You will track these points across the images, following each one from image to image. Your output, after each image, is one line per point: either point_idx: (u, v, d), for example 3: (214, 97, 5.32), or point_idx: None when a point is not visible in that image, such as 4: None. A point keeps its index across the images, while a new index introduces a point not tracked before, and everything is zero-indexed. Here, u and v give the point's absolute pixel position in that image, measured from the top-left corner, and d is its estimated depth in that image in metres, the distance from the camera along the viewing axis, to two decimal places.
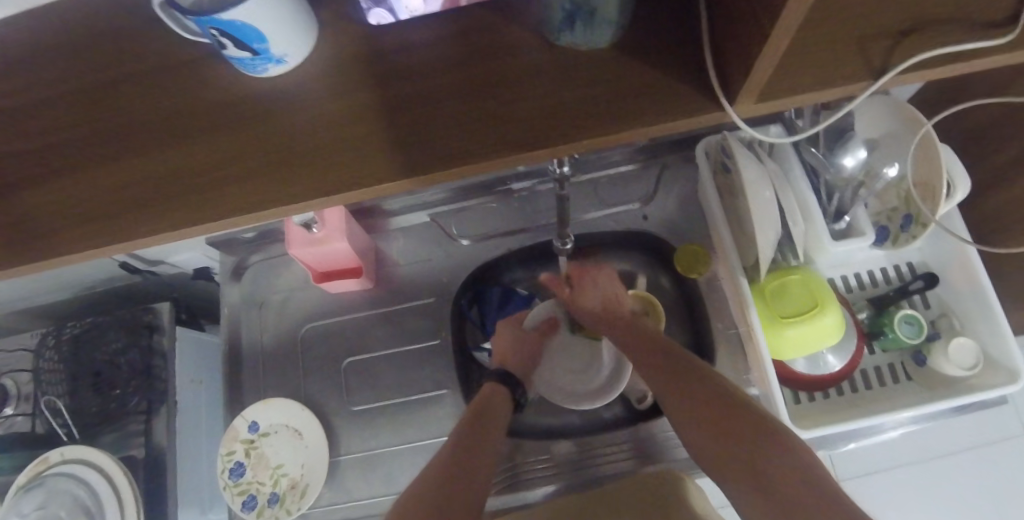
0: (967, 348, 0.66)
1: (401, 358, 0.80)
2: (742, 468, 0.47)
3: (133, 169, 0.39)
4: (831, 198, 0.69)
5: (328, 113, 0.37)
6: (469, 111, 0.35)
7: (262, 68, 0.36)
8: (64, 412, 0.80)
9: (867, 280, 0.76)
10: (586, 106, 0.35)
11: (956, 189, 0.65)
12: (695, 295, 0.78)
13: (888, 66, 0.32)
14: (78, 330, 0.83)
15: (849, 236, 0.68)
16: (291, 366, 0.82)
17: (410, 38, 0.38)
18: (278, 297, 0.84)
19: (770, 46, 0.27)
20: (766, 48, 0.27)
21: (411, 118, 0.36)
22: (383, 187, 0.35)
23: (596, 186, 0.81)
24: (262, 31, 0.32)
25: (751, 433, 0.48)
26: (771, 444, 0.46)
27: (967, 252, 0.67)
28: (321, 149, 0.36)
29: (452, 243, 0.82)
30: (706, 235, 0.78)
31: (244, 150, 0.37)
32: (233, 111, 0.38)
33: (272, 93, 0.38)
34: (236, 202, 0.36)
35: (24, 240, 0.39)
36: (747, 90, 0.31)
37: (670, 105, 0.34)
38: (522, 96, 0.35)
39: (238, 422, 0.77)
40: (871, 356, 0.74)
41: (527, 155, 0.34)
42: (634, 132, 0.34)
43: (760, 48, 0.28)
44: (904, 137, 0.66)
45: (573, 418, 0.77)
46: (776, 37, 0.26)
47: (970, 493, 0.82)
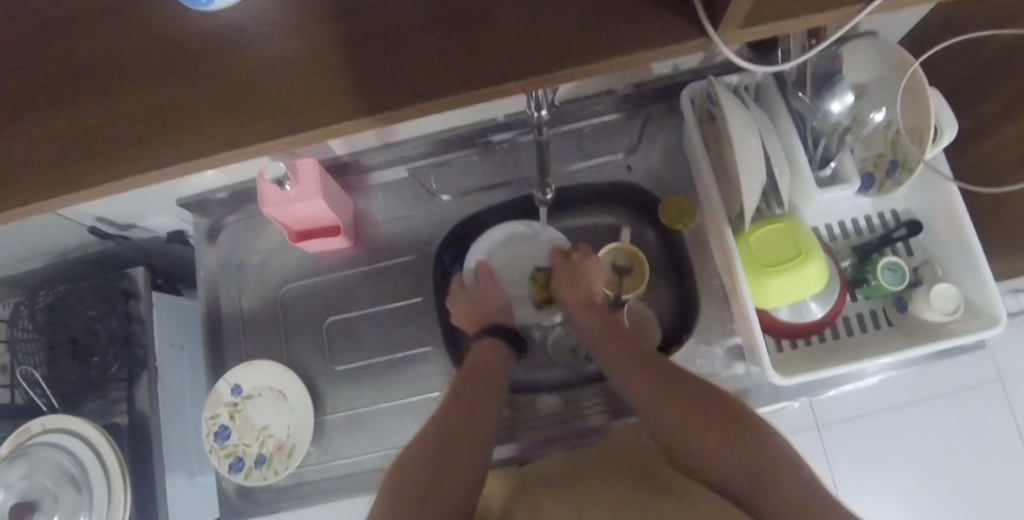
0: (948, 294, 0.66)
1: (384, 317, 0.79)
2: (749, 478, 0.47)
3: (76, 115, 0.36)
4: (817, 144, 0.69)
5: (284, 49, 0.34)
6: (436, 46, 0.33)
7: (209, 1, 0.33)
8: (42, 382, 0.79)
9: (851, 229, 0.76)
10: (561, 37, 0.32)
11: (944, 133, 0.64)
12: (680, 246, 0.77)
13: None
14: (51, 299, 0.80)
15: (835, 183, 0.67)
16: (273, 328, 0.80)
17: None
18: (256, 259, 0.82)
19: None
20: None
21: (374, 54, 0.33)
22: (346, 128, 0.33)
23: (580, 137, 0.79)
24: None
25: (741, 434, 0.50)
26: (762, 442, 0.49)
27: (953, 199, 0.66)
28: (278, 88, 0.34)
29: (433, 200, 0.80)
30: (691, 186, 0.77)
31: (196, 91, 0.35)
32: (181, 52, 0.36)
33: (224, 30, 0.35)
34: (189, 147, 0.34)
35: None
36: (733, 14, 0.29)
37: (650, 34, 0.32)
38: (493, 28, 0.33)
39: (222, 386, 0.76)
40: (854, 304, 0.74)
41: (498, 90, 0.32)
42: (612, 63, 0.32)
43: None
44: (891, 80, 0.65)
45: (558, 372, 0.78)
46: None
47: (946, 436, 0.84)
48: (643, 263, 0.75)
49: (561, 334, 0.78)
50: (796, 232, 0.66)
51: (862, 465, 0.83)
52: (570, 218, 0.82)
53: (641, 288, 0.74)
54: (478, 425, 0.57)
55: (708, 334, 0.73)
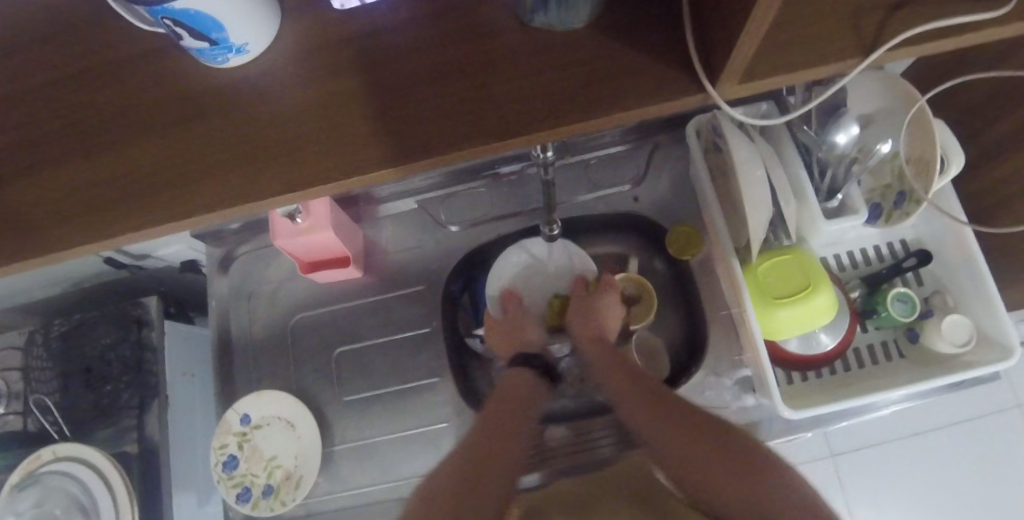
0: (960, 325, 0.66)
1: (392, 346, 0.80)
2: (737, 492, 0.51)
3: (94, 166, 0.37)
4: (824, 175, 0.68)
5: (294, 101, 0.35)
6: (441, 101, 0.34)
7: (223, 58, 0.35)
8: (56, 410, 0.80)
9: (860, 258, 0.75)
10: (562, 90, 0.33)
11: (950, 164, 0.64)
12: (688, 276, 0.77)
13: (880, 41, 0.31)
14: (66, 327, 0.82)
15: (842, 214, 0.67)
16: (283, 357, 0.81)
17: (379, 21, 0.37)
18: (267, 288, 0.83)
19: (754, 21, 0.25)
20: (751, 21, 0.26)
21: (382, 108, 0.34)
22: (355, 179, 0.34)
23: (586, 167, 0.80)
24: (221, 19, 0.31)
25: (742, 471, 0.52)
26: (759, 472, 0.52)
27: (961, 229, 0.66)
28: (289, 141, 0.35)
29: (442, 230, 0.81)
30: (697, 216, 0.77)
31: (210, 142, 0.36)
32: (196, 105, 0.37)
33: (237, 82, 0.37)
34: (205, 199, 0.35)
35: None
36: (731, 71, 0.30)
37: (651, 87, 0.33)
38: (496, 82, 0.34)
39: (231, 415, 0.76)
40: (864, 334, 0.74)
41: (502, 144, 0.33)
42: (614, 116, 0.33)
43: (745, 22, 0.26)
44: (897, 112, 0.65)
45: (568, 402, 0.78)
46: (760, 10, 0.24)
47: (963, 466, 0.82)
48: (650, 292, 0.75)
49: (570, 364, 0.77)
50: (800, 267, 0.65)
51: (877, 495, 0.82)
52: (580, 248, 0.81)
53: (648, 318, 0.74)
54: (507, 452, 0.57)
55: (717, 365, 0.73)
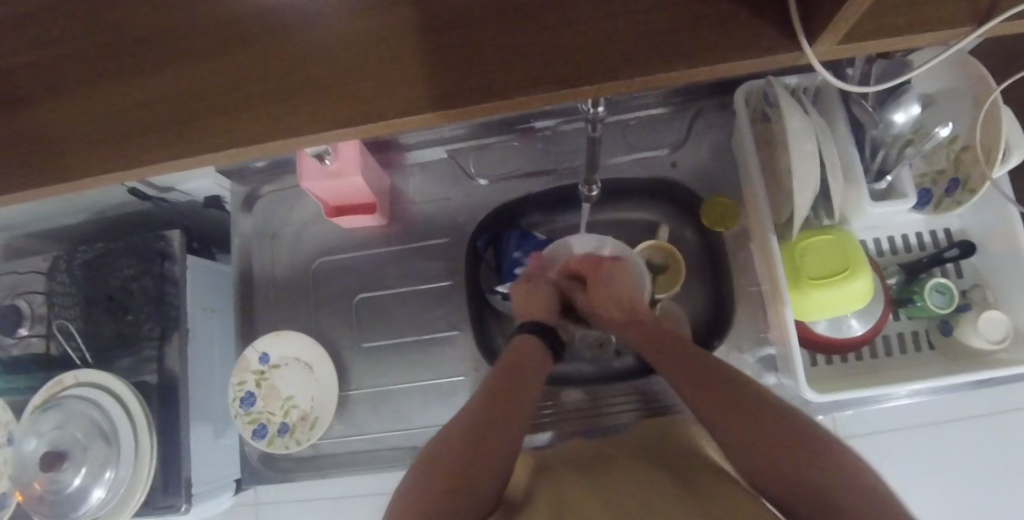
0: (997, 321, 0.64)
1: (413, 297, 0.79)
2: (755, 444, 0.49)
3: (140, 91, 0.36)
4: (875, 154, 0.65)
5: (346, 33, 0.33)
6: (500, 42, 0.32)
7: None
8: (79, 336, 0.80)
9: (900, 244, 0.73)
10: (634, 40, 0.31)
11: (1012, 155, 0.61)
12: (720, 249, 0.75)
13: (995, 12, 0.29)
14: (91, 255, 0.82)
15: (889, 197, 0.65)
16: (303, 299, 0.81)
17: None
18: (290, 229, 0.82)
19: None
20: None
21: (444, 46, 0.32)
22: (405, 121, 0.32)
23: (625, 129, 0.77)
24: None
25: (802, 444, 0.48)
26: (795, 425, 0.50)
27: (1013, 223, 0.64)
28: (339, 75, 0.33)
29: (470, 183, 0.79)
30: (736, 188, 0.75)
31: (256, 70, 0.34)
32: (243, 32, 0.35)
33: (286, 9, 0.35)
34: (249, 132, 0.34)
35: (40, 162, 0.37)
36: (834, 31, 0.28)
37: (734, 42, 0.30)
38: (568, 26, 0.31)
39: (250, 353, 0.77)
40: (896, 323, 0.72)
41: (566, 93, 0.31)
42: (693, 70, 0.30)
43: None
44: (960, 94, 0.62)
45: (585, 366, 0.79)
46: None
47: (982, 458, 0.79)
48: (679, 261, 0.74)
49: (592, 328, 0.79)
50: (842, 250, 0.63)
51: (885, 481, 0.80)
52: (610, 210, 0.80)
53: (675, 287, 0.74)
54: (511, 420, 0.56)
55: (741, 341, 0.71)
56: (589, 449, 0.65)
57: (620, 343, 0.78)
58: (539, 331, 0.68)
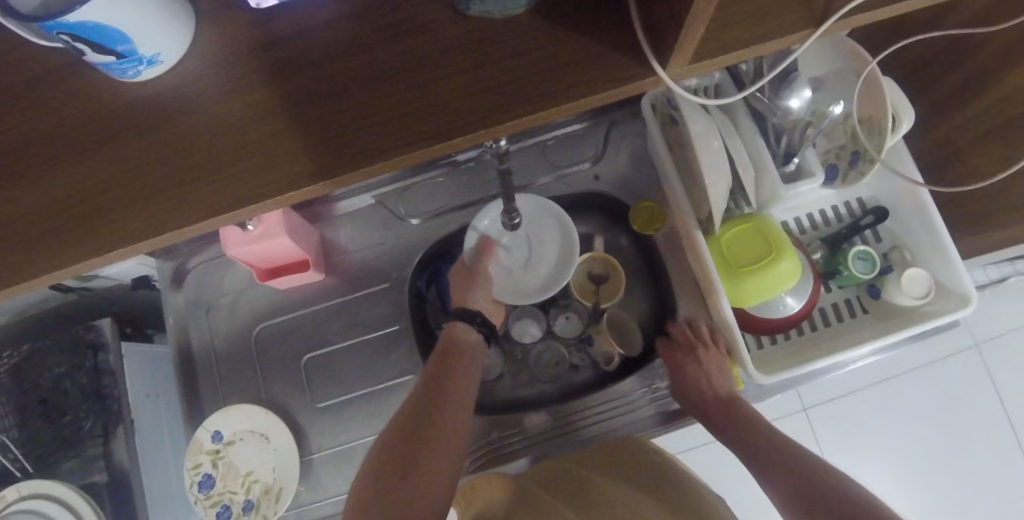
0: (919, 278, 0.68)
1: (362, 348, 0.78)
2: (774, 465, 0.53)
3: (2, 201, 0.34)
4: (780, 140, 0.68)
5: (221, 114, 0.33)
6: (377, 103, 0.32)
7: (134, 71, 0.32)
8: (14, 447, 0.76)
9: (819, 220, 0.76)
10: (505, 84, 0.32)
11: (902, 122, 0.64)
12: (653, 251, 0.77)
13: (829, 13, 0.30)
14: (15, 360, 0.77)
15: (799, 178, 0.68)
16: (250, 369, 0.79)
17: (299, 19, 0.34)
18: (226, 300, 0.80)
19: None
20: None
21: (318, 113, 0.32)
22: (298, 193, 0.32)
23: (544, 149, 0.79)
24: (126, 31, 0.28)
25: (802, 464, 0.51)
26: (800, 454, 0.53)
27: (918, 191, 0.67)
28: (222, 157, 0.32)
29: (403, 224, 0.79)
30: (659, 189, 0.77)
31: (136, 164, 0.33)
32: (108, 125, 0.34)
33: (155, 100, 0.34)
34: (133, 227, 0.33)
35: None
36: (680, 53, 0.29)
37: (598, 74, 0.31)
38: (437, 76, 0.32)
39: (202, 434, 0.74)
40: (828, 294, 0.75)
41: (450, 144, 0.32)
42: (563, 106, 0.31)
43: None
44: (848, 73, 0.65)
45: (544, 387, 0.78)
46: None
47: (926, 407, 0.86)
48: (618, 271, 0.75)
49: (544, 348, 0.78)
50: (764, 235, 0.66)
51: (851, 442, 0.85)
52: None
53: (617, 296, 0.74)
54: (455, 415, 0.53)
55: None
56: (558, 468, 0.65)
57: (575, 357, 0.77)
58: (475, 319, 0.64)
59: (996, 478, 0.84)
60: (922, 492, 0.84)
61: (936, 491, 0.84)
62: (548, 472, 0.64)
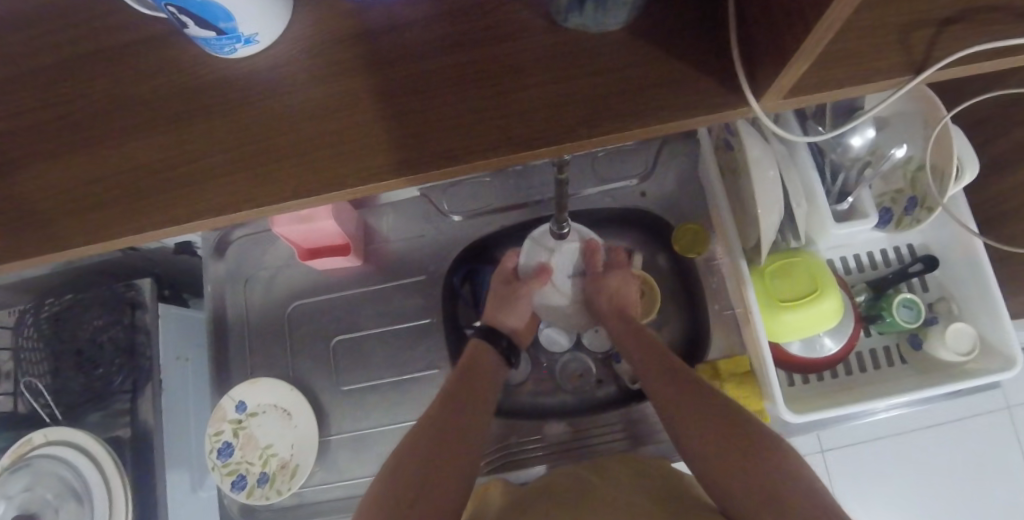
0: (964, 333, 0.66)
1: (391, 337, 0.79)
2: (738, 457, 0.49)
3: (91, 161, 0.35)
4: (836, 178, 0.67)
5: (309, 100, 0.34)
6: (461, 106, 0.32)
7: (230, 48, 0.33)
8: (47, 392, 0.78)
9: (866, 262, 0.75)
10: (590, 100, 0.32)
11: (965, 173, 0.63)
12: (693, 275, 0.76)
13: (930, 61, 0.30)
14: (57, 308, 0.80)
15: (851, 218, 0.66)
16: (278, 344, 0.80)
17: (395, 14, 0.34)
18: (263, 274, 0.81)
19: (816, 35, 0.24)
20: (816, 29, 0.24)
21: (402, 109, 0.33)
22: (373, 186, 0.33)
23: (593, 160, 0.78)
24: (230, 9, 0.29)
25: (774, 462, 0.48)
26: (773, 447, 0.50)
27: (972, 242, 0.66)
28: (304, 142, 0.33)
29: (444, 220, 0.80)
30: (705, 214, 0.76)
31: (220, 139, 0.34)
32: (198, 99, 0.35)
33: (246, 78, 0.35)
34: (211, 200, 0.34)
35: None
36: (777, 87, 0.29)
37: (686, 100, 0.31)
38: (523, 85, 0.32)
39: (226, 402, 0.75)
40: (867, 339, 0.73)
41: (528, 154, 0.32)
42: (646, 128, 0.31)
43: (806, 32, 0.25)
44: (914, 116, 0.64)
45: (567, 397, 0.77)
46: (826, 25, 0.23)
47: (952, 466, 0.83)
48: (652, 286, 0.75)
49: (571, 359, 0.78)
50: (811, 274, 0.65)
51: (869, 491, 0.83)
52: None
53: (655, 310, 0.74)
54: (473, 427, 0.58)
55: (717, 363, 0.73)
56: (571, 477, 0.64)
57: (600, 372, 0.77)
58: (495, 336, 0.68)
59: None
60: None
61: None
62: (560, 480, 0.64)
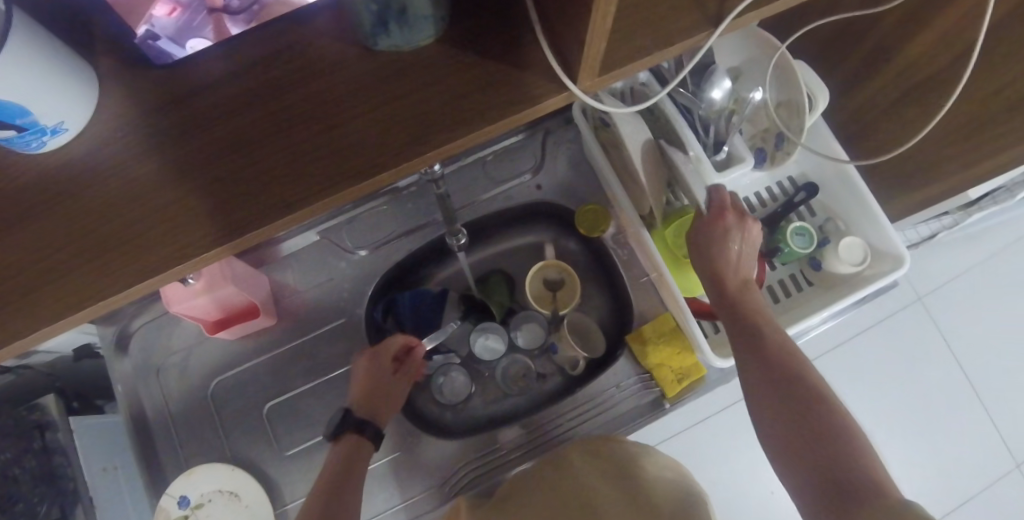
0: (854, 245, 0.71)
1: (325, 389, 0.76)
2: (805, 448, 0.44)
3: None
4: (708, 131, 0.70)
5: (141, 179, 0.32)
6: (295, 149, 0.33)
7: (38, 143, 0.31)
8: None
9: (756, 202, 0.79)
10: (418, 117, 0.33)
11: (818, 99, 0.68)
12: (603, 253, 0.78)
13: (726, 13, 0.32)
14: None
15: (731, 165, 0.69)
16: (210, 427, 0.76)
17: (207, 74, 0.33)
18: (176, 359, 0.77)
19: (596, 18, 0.26)
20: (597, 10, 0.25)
21: (238, 166, 0.32)
22: (232, 246, 0.32)
23: (484, 165, 0.79)
24: (26, 104, 0.27)
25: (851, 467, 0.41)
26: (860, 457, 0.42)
27: (845, 169, 0.71)
28: (147, 220, 0.32)
29: (352, 257, 0.78)
30: (600, 192, 0.79)
31: (49, 237, 0.32)
32: (16, 203, 0.32)
33: (64, 170, 0.33)
34: (50, 303, 0.31)
35: None
36: (588, 66, 0.31)
37: (508, 98, 0.33)
38: (351, 114, 0.33)
39: (166, 501, 0.71)
40: (773, 272, 0.77)
41: (371, 183, 0.33)
42: (480, 131, 0.33)
43: (590, 14, 0.26)
44: (761, 62, 0.68)
45: (517, 399, 0.78)
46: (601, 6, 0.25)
47: (884, 363, 0.89)
48: (572, 274, 0.76)
49: (509, 362, 0.78)
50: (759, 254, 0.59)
51: None
52: (483, 248, 0.82)
53: (574, 300, 0.75)
54: None
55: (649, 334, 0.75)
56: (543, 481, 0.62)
57: (542, 365, 0.78)
58: (363, 426, 0.62)
59: (956, 427, 0.88)
60: (891, 448, 0.87)
61: (907, 445, 0.87)
62: (531, 484, 0.62)
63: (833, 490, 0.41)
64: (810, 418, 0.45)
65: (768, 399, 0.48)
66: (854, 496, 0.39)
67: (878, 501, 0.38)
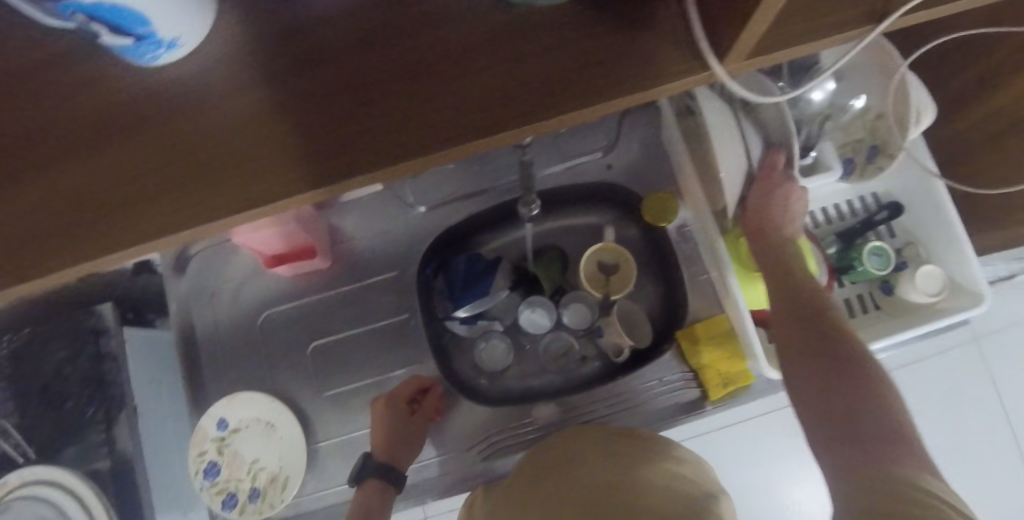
0: (933, 275, 0.67)
1: (368, 338, 0.77)
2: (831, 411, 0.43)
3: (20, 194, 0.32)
4: (799, 132, 0.67)
5: (253, 105, 0.32)
6: (412, 96, 0.32)
7: (151, 55, 0.30)
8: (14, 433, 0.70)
9: (833, 214, 0.76)
10: (542, 79, 0.31)
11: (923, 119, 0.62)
12: (665, 244, 0.75)
13: (890, 11, 0.30)
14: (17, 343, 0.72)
15: (816, 171, 0.66)
16: (254, 358, 0.78)
17: (332, 8, 0.33)
18: (229, 287, 0.78)
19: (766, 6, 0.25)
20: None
21: (352, 105, 0.32)
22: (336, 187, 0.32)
23: (556, 137, 0.77)
24: (147, 14, 0.27)
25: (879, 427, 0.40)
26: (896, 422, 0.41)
27: (937, 192, 0.67)
28: (256, 146, 0.31)
29: (411, 212, 0.78)
30: (671, 181, 0.76)
31: (163, 153, 0.32)
32: (130, 114, 0.32)
33: (179, 87, 0.32)
34: (157, 218, 0.31)
35: None
36: (739, 49, 0.29)
37: (637, 72, 0.32)
38: (474, 68, 0.32)
39: (206, 422, 0.74)
40: (840, 289, 0.74)
41: (484, 142, 0.32)
42: (604, 104, 0.31)
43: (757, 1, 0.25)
44: (868, 67, 0.64)
45: (554, 377, 0.78)
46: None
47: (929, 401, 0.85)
48: (629, 260, 0.75)
49: (554, 338, 0.76)
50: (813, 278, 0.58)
51: None
52: (543, 222, 0.79)
53: (627, 288, 0.75)
54: None
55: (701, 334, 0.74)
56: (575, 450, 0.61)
57: (585, 348, 0.77)
58: (383, 472, 0.68)
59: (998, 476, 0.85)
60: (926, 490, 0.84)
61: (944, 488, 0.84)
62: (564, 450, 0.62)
63: (846, 440, 0.41)
64: (848, 390, 0.44)
65: (813, 370, 0.47)
66: (877, 450, 0.38)
67: (899, 461, 0.37)
